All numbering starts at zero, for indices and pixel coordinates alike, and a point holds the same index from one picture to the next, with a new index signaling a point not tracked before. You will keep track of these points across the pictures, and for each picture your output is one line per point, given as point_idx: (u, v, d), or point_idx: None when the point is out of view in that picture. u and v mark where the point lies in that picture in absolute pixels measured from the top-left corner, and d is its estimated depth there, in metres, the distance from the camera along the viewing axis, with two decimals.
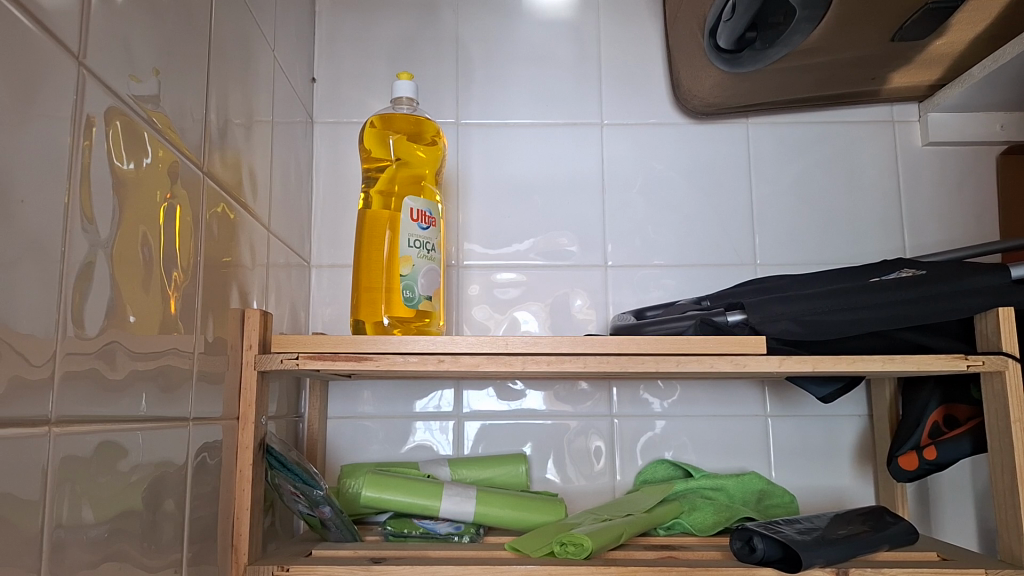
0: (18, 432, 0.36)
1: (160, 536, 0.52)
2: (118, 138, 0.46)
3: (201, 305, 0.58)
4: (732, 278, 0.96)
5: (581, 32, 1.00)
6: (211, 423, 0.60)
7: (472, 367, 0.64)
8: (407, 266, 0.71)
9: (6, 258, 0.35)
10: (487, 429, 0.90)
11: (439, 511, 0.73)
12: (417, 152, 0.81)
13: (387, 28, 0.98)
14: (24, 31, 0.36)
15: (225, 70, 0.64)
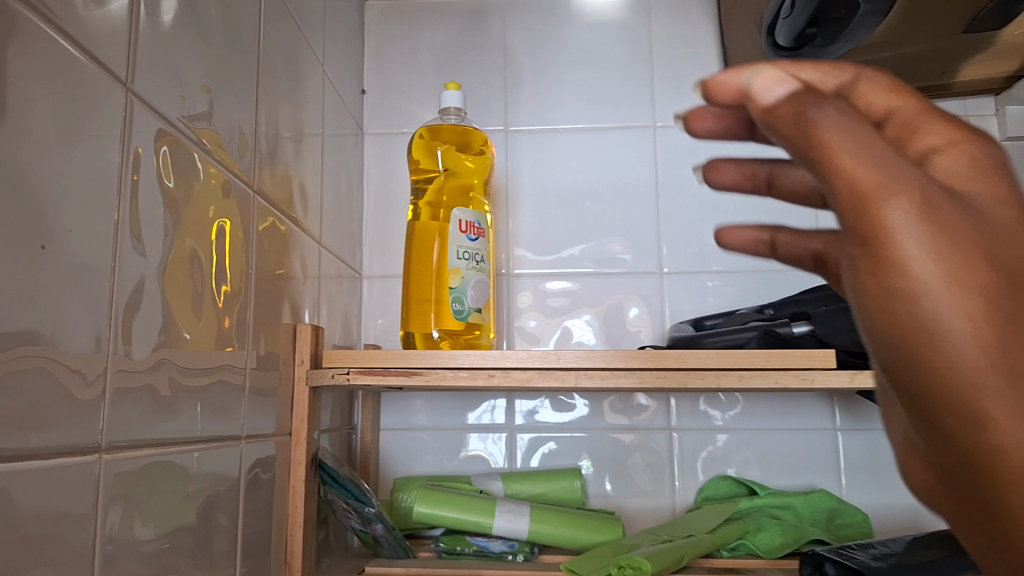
0: (70, 458, 0.36)
1: (213, 549, 0.52)
2: (166, 161, 0.45)
3: (252, 321, 0.58)
4: (798, 283, 0.91)
5: (632, 33, 0.97)
6: (265, 438, 0.60)
7: (523, 382, 0.63)
8: (456, 278, 0.70)
9: (54, 289, 0.34)
10: (542, 442, 0.88)
11: (492, 528, 0.71)
12: (465, 163, 0.80)
13: (435, 37, 0.98)
14: (75, 64, 0.36)
15: (275, 86, 0.64)
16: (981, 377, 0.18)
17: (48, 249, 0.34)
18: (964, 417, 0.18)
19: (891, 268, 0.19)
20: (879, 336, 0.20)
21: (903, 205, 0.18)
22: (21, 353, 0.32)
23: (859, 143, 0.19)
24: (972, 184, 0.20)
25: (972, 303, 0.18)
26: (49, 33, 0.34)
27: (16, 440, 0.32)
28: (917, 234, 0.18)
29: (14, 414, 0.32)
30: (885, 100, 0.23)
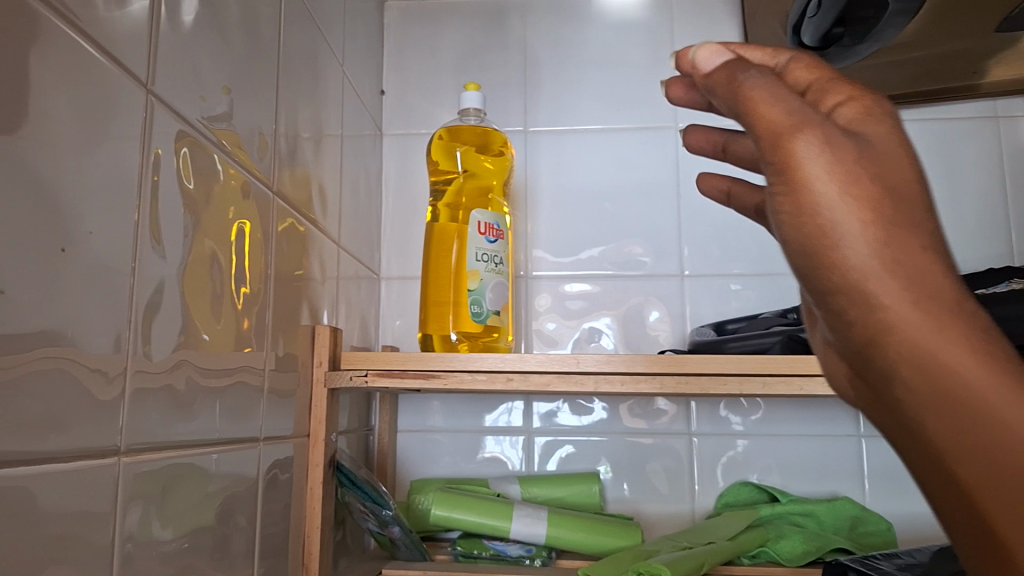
0: (91, 460, 0.36)
1: (232, 550, 0.51)
2: (186, 163, 0.45)
3: (271, 323, 0.58)
4: None
5: (652, 33, 0.96)
6: (283, 440, 0.60)
7: (542, 386, 0.62)
8: (474, 280, 0.70)
9: (74, 292, 0.34)
10: (559, 445, 0.87)
11: (509, 532, 0.71)
12: (485, 164, 0.80)
13: (454, 38, 0.98)
14: (96, 66, 0.36)
15: (295, 86, 0.64)
16: (869, 272, 0.25)
17: (68, 252, 0.34)
18: (860, 301, 0.25)
19: (801, 193, 0.26)
20: (794, 241, 0.27)
21: (809, 140, 0.26)
22: (40, 356, 0.32)
23: (775, 97, 0.27)
24: (867, 126, 0.26)
25: (859, 212, 0.25)
26: (70, 36, 0.34)
27: (34, 442, 0.32)
28: (817, 164, 0.26)
29: (33, 417, 0.32)
30: (807, 74, 0.29)
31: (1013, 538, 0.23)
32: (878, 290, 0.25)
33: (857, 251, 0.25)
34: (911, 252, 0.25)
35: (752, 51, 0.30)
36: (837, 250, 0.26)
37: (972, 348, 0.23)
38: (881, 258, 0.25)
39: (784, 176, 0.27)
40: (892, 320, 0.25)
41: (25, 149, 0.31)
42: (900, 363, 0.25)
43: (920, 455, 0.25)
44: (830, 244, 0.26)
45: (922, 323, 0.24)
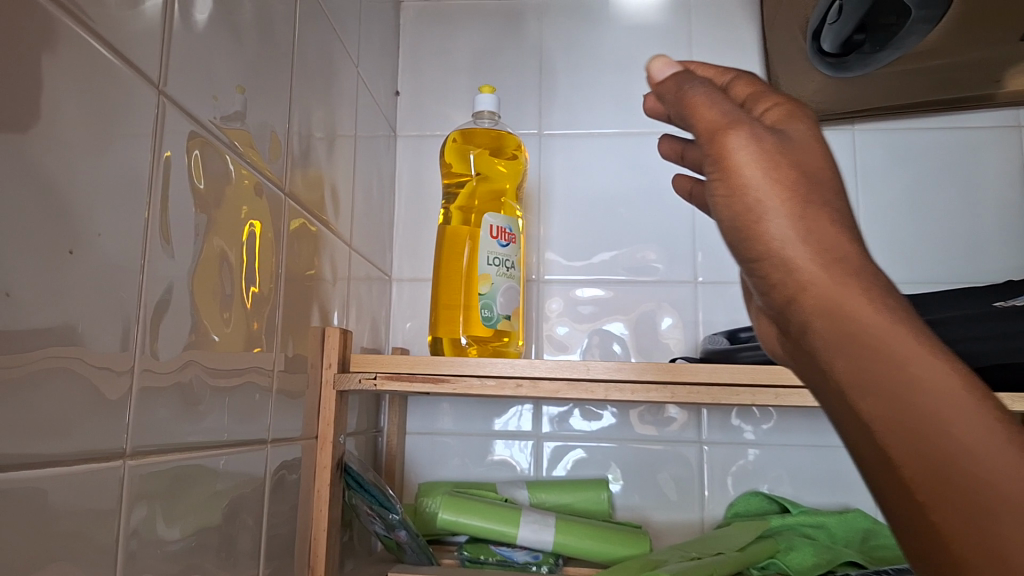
0: (96, 461, 0.36)
1: (238, 550, 0.51)
2: (198, 164, 0.45)
3: (281, 324, 0.58)
4: None
5: (670, 36, 0.96)
6: (291, 441, 0.60)
7: (551, 393, 0.61)
8: (486, 284, 0.69)
9: (82, 295, 0.34)
10: (568, 450, 0.87)
11: (516, 538, 0.71)
12: (498, 167, 0.79)
13: (470, 39, 0.97)
14: (107, 67, 0.36)
15: (309, 87, 0.64)
16: (787, 242, 0.27)
17: (76, 254, 0.34)
18: (782, 271, 0.28)
19: (733, 177, 0.29)
20: (725, 222, 0.30)
21: (740, 135, 0.29)
22: (45, 360, 0.32)
23: (712, 101, 0.30)
24: (791, 124, 0.29)
25: (779, 191, 0.28)
26: (81, 36, 0.34)
27: (38, 445, 0.31)
28: (745, 152, 0.29)
29: (37, 421, 0.31)
30: (746, 89, 0.32)
31: (916, 481, 0.23)
32: (796, 257, 0.27)
33: (777, 223, 0.28)
34: (826, 225, 0.27)
35: (705, 69, 0.34)
36: (762, 227, 0.28)
37: (877, 304, 0.25)
38: (798, 231, 0.27)
39: (718, 166, 0.29)
40: (808, 283, 0.27)
41: (33, 150, 0.31)
42: (815, 323, 0.26)
43: (837, 409, 0.26)
44: (755, 223, 0.28)
45: (832, 282, 0.26)
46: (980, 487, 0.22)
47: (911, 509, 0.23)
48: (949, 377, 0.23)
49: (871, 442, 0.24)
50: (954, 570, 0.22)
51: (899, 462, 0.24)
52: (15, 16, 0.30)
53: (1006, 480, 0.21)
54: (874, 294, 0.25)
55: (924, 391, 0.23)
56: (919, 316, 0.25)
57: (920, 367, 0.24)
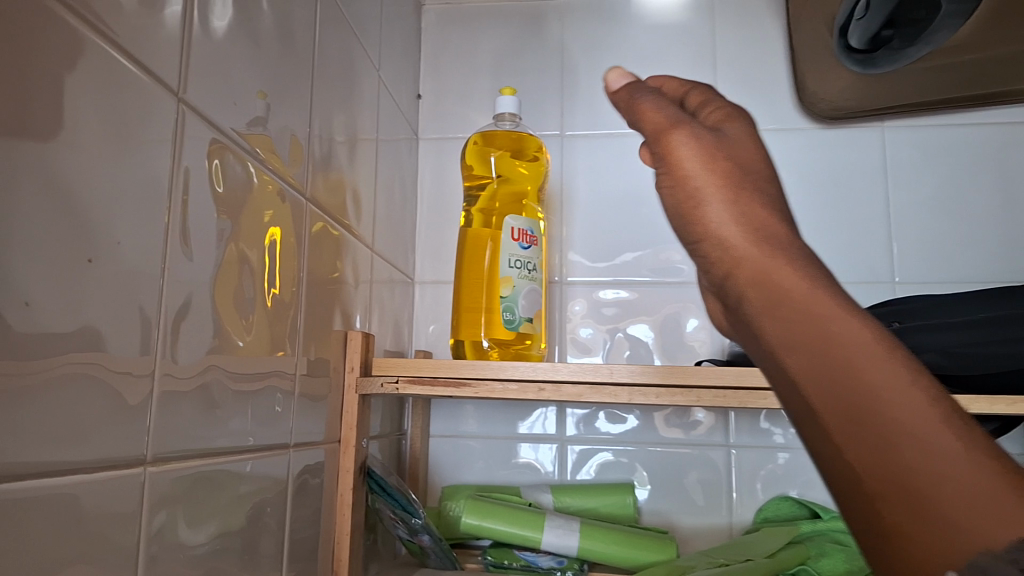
0: (116, 468, 0.36)
1: (260, 552, 0.52)
2: (219, 171, 0.45)
3: (303, 328, 0.58)
4: (867, 296, 0.87)
5: (693, 34, 0.94)
6: (314, 445, 0.60)
7: (574, 397, 0.61)
8: (507, 287, 0.69)
9: (101, 303, 0.34)
10: (594, 453, 0.86)
11: (541, 543, 0.70)
12: (519, 168, 0.79)
13: (491, 41, 0.97)
14: (127, 76, 0.36)
15: (329, 91, 0.64)
16: (722, 224, 0.37)
17: (95, 263, 0.34)
18: (723, 249, 0.37)
19: (677, 167, 0.40)
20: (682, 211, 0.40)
21: (676, 133, 0.41)
22: (66, 367, 0.32)
23: (657, 107, 0.42)
24: (723, 126, 0.41)
25: (709, 177, 0.39)
26: (100, 46, 0.34)
27: (57, 453, 0.32)
28: (684, 147, 0.40)
29: (58, 428, 0.32)
30: (698, 101, 0.44)
31: (823, 410, 0.29)
32: (734, 239, 0.37)
33: (722, 218, 0.38)
34: (747, 206, 0.37)
35: (667, 84, 0.46)
36: (705, 212, 0.39)
37: (798, 274, 0.33)
38: (731, 211, 0.37)
39: (665, 158, 0.41)
40: (739, 256, 0.36)
41: (51, 158, 0.31)
42: (755, 298, 0.34)
43: (774, 360, 0.33)
44: (697, 205, 0.39)
45: (762, 257, 0.35)
46: (866, 401, 0.28)
47: (820, 428, 0.29)
48: (860, 331, 0.30)
49: (794, 381, 0.31)
50: (843, 474, 0.28)
51: (811, 391, 0.30)
52: (30, 26, 0.30)
53: (886, 395, 0.28)
54: (797, 267, 0.34)
55: (834, 337, 0.30)
56: (836, 284, 0.33)
57: (834, 322, 0.30)
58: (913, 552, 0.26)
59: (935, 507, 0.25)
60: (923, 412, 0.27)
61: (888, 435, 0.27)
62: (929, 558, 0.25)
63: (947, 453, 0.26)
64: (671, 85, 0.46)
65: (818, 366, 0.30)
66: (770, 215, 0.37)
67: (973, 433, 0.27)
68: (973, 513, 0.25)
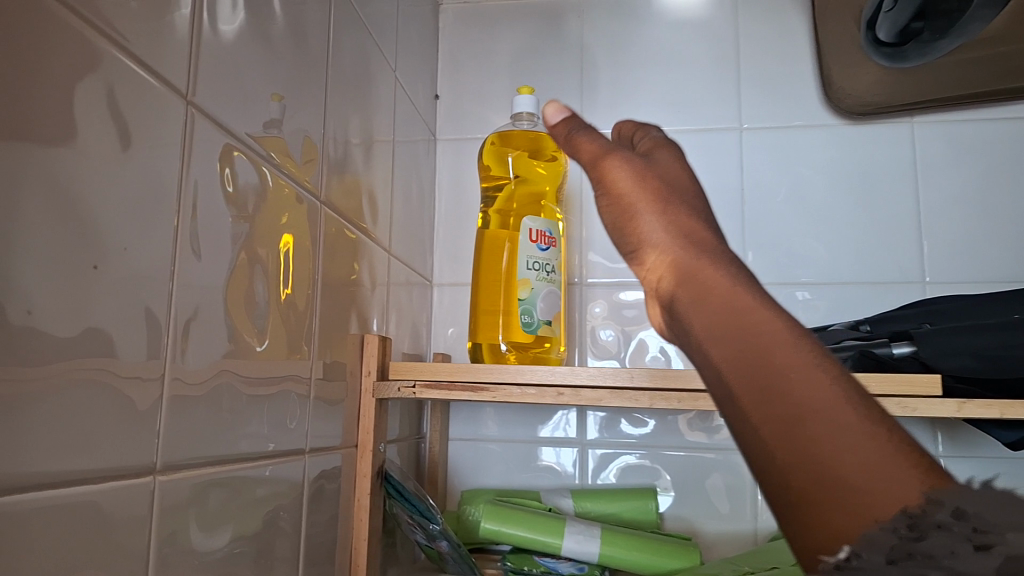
0: (123, 478, 0.35)
1: (276, 557, 0.51)
2: (231, 175, 0.45)
3: (319, 331, 0.58)
4: (897, 297, 0.84)
5: (715, 30, 0.93)
6: (331, 450, 0.59)
7: (593, 401, 0.60)
8: (525, 289, 0.68)
9: (106, 311, 0.33)
10: (615, 457, 0.84)
11: (561, 549, 0.69)
12: (537, 169, 0.78)
13: (509, 40, 0.96)
14: (132, 78, 0.35)
15: (345, 93, 0.64)
16: (653, 233, 0.40)
17: (100, 269, 0.33)
18: (654, 256, 0.39)
19: (611, 186, 0.44)
20: (619, 229, 0.43)
21: (612, 159, 0.45)
22: (70, 376, 0.31)
23: (592, 139, 0.47)
24: (665, 158, 0.46)
25: (644, 196, 0.42)
26: (103, 48, 0.33)
27: (61, 463, 0.31)
28: (621, 170, 0.45)
29: (63, 438, 0.31)
30: (647, 143, 0.48)
31: (746, 398, 0.30)
32: (668, 244, 0.39)
33: (659, 229, 0.40)
34: (682, 223, 0.40)
35: (626, 126, 0.51)
36: (643, 225, 0.41)
37: (724, 276, 0.35)
38: (660, 221, 0.41)
39: (602, 181, 0.45)
40: (670, 259, 0.38)
41: (54, 162, 0.30)
42: (685, 292, 0.36)
43: (697, 355, 0.34)
44: (631, 218, 0.42)
45: (689, 260, 0.37)
46: (786, 383, 0.29)
47: (741, 409, 0.30)
48: (777, 324, 0.31)
49: (716, 370, 0.32)
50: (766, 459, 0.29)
51: (732, 373, 0.31)
52: (30, 27, 0.29)
53: (805, 379, 0.29)
54: (723, 271, 0.35)
55: (754, 329, 0.31)
56: (756, 281, 0.34)
57: (755, 316, 0.32)
58: (825, 524, 0.26)
59: (846, 479, 0.26)
60: (831, 393, 0.28)
61: (801, 415, 0.28)
62: (841, 529, 0.26)
63: (857, 430, 0.27)
64: (626, 128, 0.51)
65: (741, 350, 0.31)
66: (694, 224, 0.40)
67: (879, 414, 0.29)
68: (885, 485, 0.26)
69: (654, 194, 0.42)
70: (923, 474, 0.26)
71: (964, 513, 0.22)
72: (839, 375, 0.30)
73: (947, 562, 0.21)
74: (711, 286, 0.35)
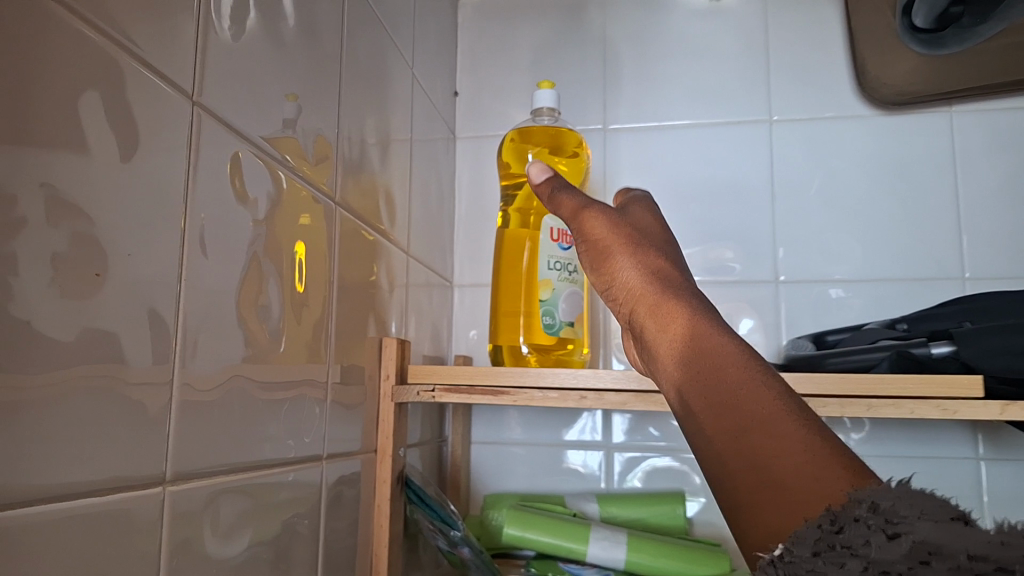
0: (132, 489, 0.34)
1: (294, 566, 0.50)
2: (242, 178, 0.44)
3: (335, 335, 0.57)
4: (934, 294, 0.81)
5: (743, 20, 0.90)
6: (350, 456, 0.58)
7: (617, 405, 0.58)
8: (546, 290, 0.66)
9: (110, 320, 0.32)
10: (641, 460, 0.82)
11: (586, 556, 0.67)
12: (558, 166, 0.77)
13: (530, 35, 0.94)
14: (136, 77, 0.34)
15: (360, 92, 0.63)
16: (630, 275, 0.50)
17: (103, 277, 0.32)
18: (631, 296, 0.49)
19: (593, 238, 0.53)
20: (603, 275, 0.53)
21: (591, 214, 0.54)
22: (72, 388, 0.30)
23: (573, 197, 0.55)
24: (643, 216, 0.55)
25: (621, 243, 0.52)
26: (103, 45, 0.32)
27: (65, 475, 0.30)
28: (604, 224, 0.53)
29: (66, 451, 0.30)
30: (627, 204, 0.57)
31: (705, 413, 0.37)
32: (642, 286, 0.48)
33: (636, 277, 0.49)
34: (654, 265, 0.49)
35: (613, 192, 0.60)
36: (622, 270, 0.50)
37: (689, 314, 0.43)
38: (635, 265, 0.50)
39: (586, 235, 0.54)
40: (644, 299, 0.47)
41: (54, 166, 0.29)
42: (657, 329, 0.44)
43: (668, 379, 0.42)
44: (613, 263, 0.51)
45: (658, 300, 0.46)
46: (731, 393, 0.37)
47: (702, 422, 0.37)
48: (729, 351, 0.39)
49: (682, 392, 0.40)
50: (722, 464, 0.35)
51: (694, 393, 0.39)
52: (22, 24, 0.28)
53: (751, 395, 0.36)
54: (686, 308, 0.44)
55: (710, 356, 0.39)
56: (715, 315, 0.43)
57: (711, 346, 0.40)
58: (766, 514, 0.33)
59: (782, 478, 0.33)
60: (770, 406, 0.35)
61: (748, 426, 0.35)
62: (778, 516, 0.32)
63: (791, 438, 0.34)
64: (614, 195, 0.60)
65: (699, 370, 0.39)
66: (665, 268, 0.49)
67: (812, 424, 0.35)
68: (812, 482, 0.32)
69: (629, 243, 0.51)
70: (844, 472, 0.32)
71: (876, 506, 0.27)
72: (781, 391, 0.37)
73: (864, 551, 0.25)
74: (677, 323, 0.43)
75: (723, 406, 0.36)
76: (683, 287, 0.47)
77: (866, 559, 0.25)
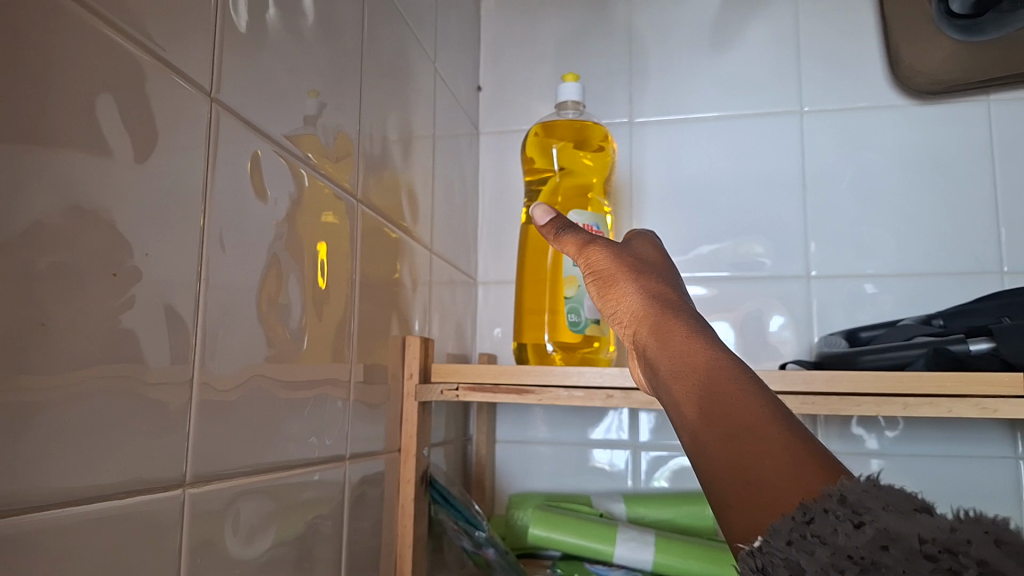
0: (151, 491, 0.33)
1: (317, 566, 0.50)
2: (261, 176, 0.43)
3: (358, 333, 0.56)
4: (973, 288, 0.78)
5: (772, 8, 0.88)
6: (374, 455, 0.58)
7: (644, 404, 0.57)
8: (572, 287, 0.64)
9: (126, 321, 0.32)
10: (668, 459, 0.81)
11: (613, 557, 0.66)
12: (583, 160, 0.75)
13: (553, 28, 0.93)
14: (152, 74, 0.33)
15: (382, 87, 0.62)
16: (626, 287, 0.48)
17: (120, 278, 0.31)
18: (626, 306, 0.47)
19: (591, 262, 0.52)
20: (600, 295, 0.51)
21: (593, 246, 0.52)
22: (90, 391, 0.30)
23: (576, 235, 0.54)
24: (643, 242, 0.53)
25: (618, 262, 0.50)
26: (118, 42, 0.31)
27: (82, 479, 0.29)
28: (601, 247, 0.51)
29: (83, 454, 0.29)
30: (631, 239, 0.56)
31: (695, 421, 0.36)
32: (638, 303, 0.46)
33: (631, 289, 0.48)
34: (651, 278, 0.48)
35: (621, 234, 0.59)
36: (620, 291, 0.48)
37: (683, 325, 0.42)
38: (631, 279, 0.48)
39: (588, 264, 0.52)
40: (638, 311, 0.46)
41: (67, 165, 0.29)
42: (650, 340, 0.43)
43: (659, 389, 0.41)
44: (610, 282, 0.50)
45: (652, 310, 0.44)
46: (723, 404, 0.35)
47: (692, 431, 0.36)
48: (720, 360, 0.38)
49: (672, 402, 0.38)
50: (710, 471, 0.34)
51: (685, 403, 0.37)
52: (33, 19, 0.27)
53: (742, 404, 0.35)
54: (681, 319, 0.43)
55: (702, 365, 0.38)
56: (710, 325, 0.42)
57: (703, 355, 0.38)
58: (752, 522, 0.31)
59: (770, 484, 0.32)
60: (760, 412, 0.34)
61: (738, 432, 0.34)
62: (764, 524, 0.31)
63: (781, 444, 0.33)
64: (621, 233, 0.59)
65: (692, 383, 0.37)
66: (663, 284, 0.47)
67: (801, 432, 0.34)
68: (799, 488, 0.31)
69: (630, 265, 0.49)
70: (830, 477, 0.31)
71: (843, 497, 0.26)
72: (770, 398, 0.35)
73: (831, 539, 0.25)
74: (668, 333, 0.42)
75: (713, 416, 0.35)
76: (679, 302, 0.45)
77: (832, 546, 0.24)
